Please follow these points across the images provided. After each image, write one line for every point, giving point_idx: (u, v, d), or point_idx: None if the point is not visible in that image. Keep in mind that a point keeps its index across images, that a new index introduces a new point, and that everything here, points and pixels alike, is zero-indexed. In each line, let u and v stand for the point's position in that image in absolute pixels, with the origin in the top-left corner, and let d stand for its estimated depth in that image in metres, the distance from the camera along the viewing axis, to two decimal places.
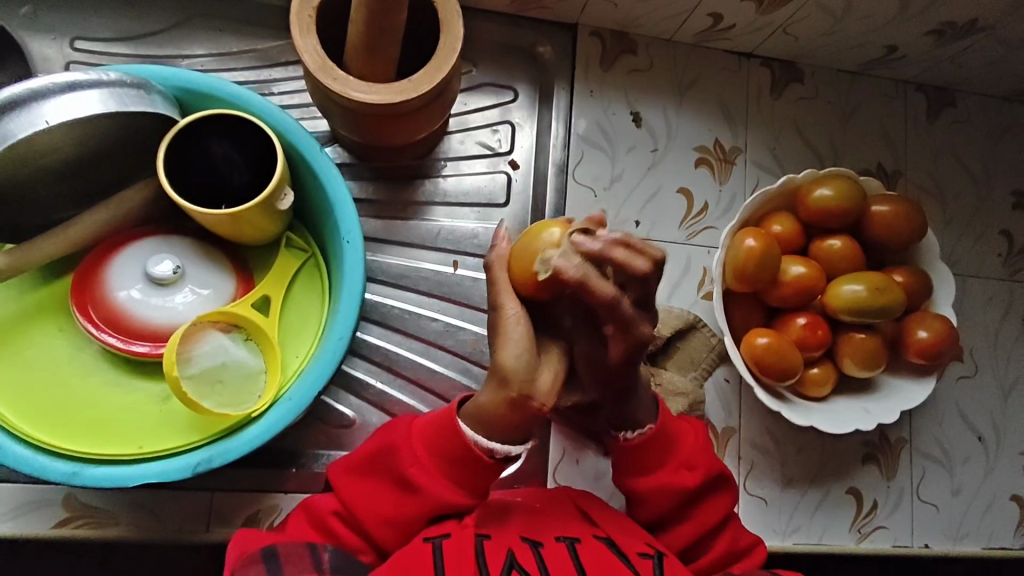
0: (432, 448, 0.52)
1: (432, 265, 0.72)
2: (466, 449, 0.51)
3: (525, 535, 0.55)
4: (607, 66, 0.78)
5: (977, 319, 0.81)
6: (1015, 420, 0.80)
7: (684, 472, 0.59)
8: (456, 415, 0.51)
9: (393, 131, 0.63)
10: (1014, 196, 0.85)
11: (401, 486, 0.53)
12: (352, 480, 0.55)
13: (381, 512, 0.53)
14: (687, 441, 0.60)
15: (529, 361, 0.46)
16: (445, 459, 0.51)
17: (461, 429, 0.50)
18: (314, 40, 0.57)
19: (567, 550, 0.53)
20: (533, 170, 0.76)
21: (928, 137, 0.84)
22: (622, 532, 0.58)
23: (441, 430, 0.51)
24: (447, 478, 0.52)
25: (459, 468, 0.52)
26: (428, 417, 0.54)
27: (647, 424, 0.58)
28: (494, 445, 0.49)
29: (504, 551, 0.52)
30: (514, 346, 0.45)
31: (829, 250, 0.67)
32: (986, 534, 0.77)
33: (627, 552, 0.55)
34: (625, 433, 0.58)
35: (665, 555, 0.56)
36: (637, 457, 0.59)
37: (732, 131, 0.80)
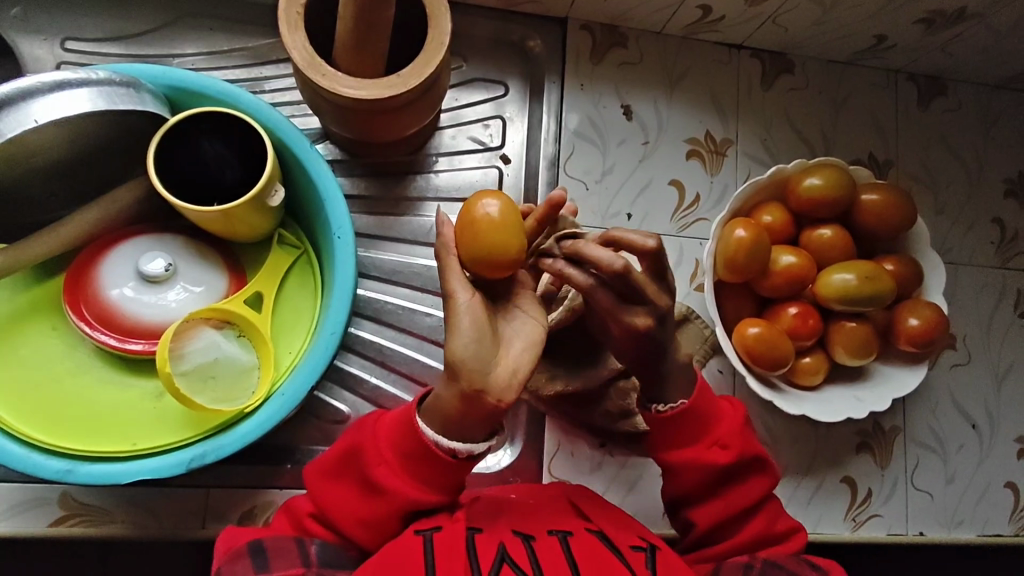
0: (395, 448, 0.52)
1: (425, 261, 0.72)
2: (428, 449, 0.51)
3: (516, 529, 0.55)
4: (597, 59, 0.78)
5: (969, 307, 0.81)
6: (1010, 407, 0.80)
7: (716, 450, 0.58)
8: (414, 413, 0.52)
9: (383, 126, 0.64)
10: (1007, 183, 0.85)
11: (370, 486, 0.53)
12: (329, 483, 0.55)
13: (356, 512, 0.53)
14: (725, 419, 0.59)
15: (480, 352, 0.47)
16: (409, 459, 0.51)
17: (420, 429, 0.51)
18: (302, 36, 0.56)
19: (559, 543, 0.53)
20: (525, 164, 0.77)
21: (919, 126, 0.85)
22: (614, 526, 0.58)
23: (400, 428, 0.52)
24: (412, 477, 0.52)
25: (423, 467, 0.52)
26: (390, 416, 0.54)
27: (679, 399, 0.58)
28: (454, 444, 0.50)
29: (495, 544, 0.52)
30: (462, 338, 0.46)
31: (819, 240, 0.67)
32: (980, 521, 0.78)
33: (619, 545, 0.55)
34: (657, 406, 0.58)
35: (657, 548, 0.56)
36: (668, 433, 0.58)
37: (723, 123, 0.80)
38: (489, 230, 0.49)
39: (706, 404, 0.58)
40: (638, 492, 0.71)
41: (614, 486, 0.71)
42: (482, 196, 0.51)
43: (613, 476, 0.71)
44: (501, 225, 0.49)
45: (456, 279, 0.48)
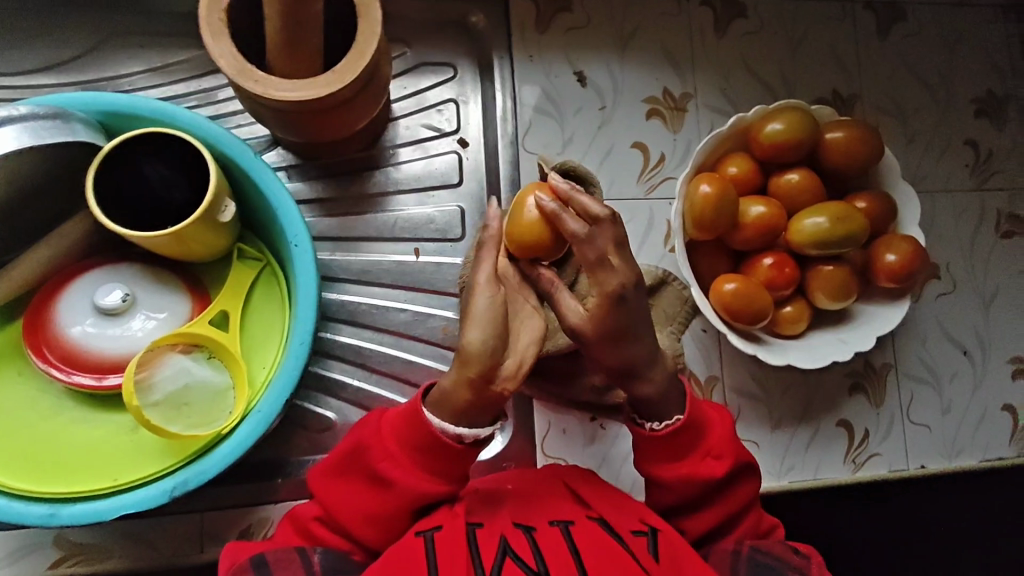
0: (402, 442, 0.52)
1: (394, 256, 0.72)
2: (431, 438, 0.51)
3: (517, 521, 0.55)
4: (543, 29, 0.76)
5: (949, 234, 0.80)
6: (1000, 328, 0.80)
7: (711, 460, 0.58)
8: (421, 405, 0.52)
9: (327, 123, 0.62)
10: (976, 103, 0.83)
11: (375, 484, 0.54)
12: (333, 483, 0.55)
13: (362, 511, 0.54)
14: (716, 427, 0.59)
15: (490, 343, 0.47)
16: (418, 451, 0.52)
17: (427, 419, 0.51)
18: (228, 43, 0.53)
19: (561, 534, 0.53)
20: (483, 145, 0.75)
21: (881, 56, 0.83)
22: (614, 507, 0.58)
23: (409, 421, 0.52)
24: (423, 469, 0.52)
25: (430, 458, 0.52)
26: (392, 413, 0.54)
27: (675, 416, 0.56)
28: (460, 430, 0.50)
29: (496, 540, 0.52)
30: (475, 326, 0.47)
31: (787, 185, 0.65)
32: (981, 446, 0.78)
33: (620, 530, 0.55)
34: (651, 424, 0.57)
35: (658, 531, 0.56)
36: (661, 447, 0.57)
37: (680, 78, 0.78)
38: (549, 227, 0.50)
39: (700, 414, 0.58)
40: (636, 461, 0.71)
41: (610, 460, 0.70)
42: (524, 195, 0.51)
43: (608, 448, 0.70)
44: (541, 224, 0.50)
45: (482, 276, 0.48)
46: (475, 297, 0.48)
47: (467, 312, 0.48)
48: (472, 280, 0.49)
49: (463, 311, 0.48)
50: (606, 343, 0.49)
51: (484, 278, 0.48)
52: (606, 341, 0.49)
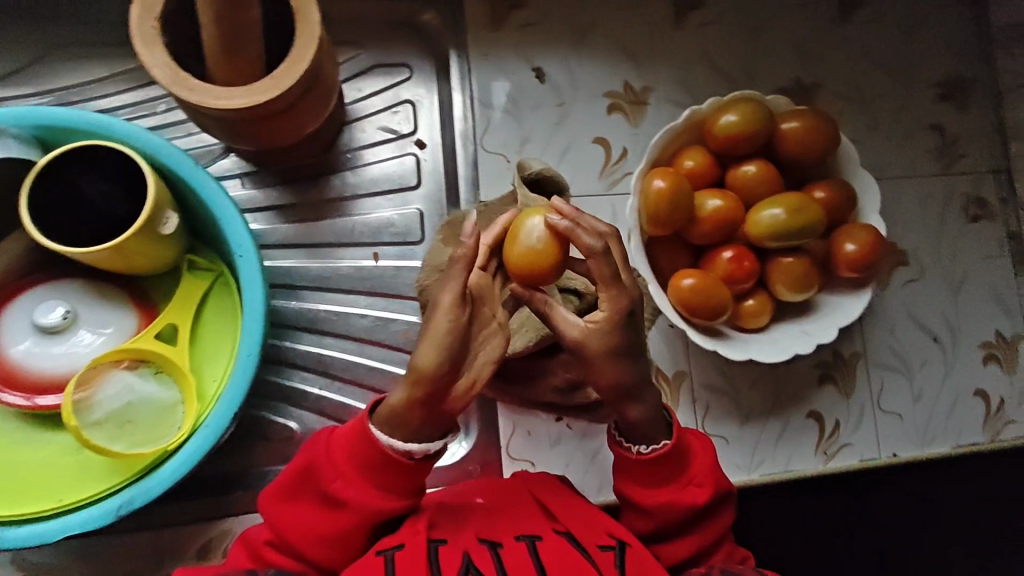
0: (352, 460, 0.51)
1: (353, 261, 0.70)
2: (384, 454, 0.50)
3: (482, 536, 0.55)
4: (498, 26, 0.75)
5: (914, 220, 0.80)
6: (969, 314, 0.79)
7: (692, 489, 0.57)
8: (369, 422, 0.51)
9: (273, 129, 0.61)
10: (939, 87, 0.82)
11: (328, 503, 0.52)
12: (284, 504, 0.53)
13: (314, 530, 0.52)
14: (700, 455, 0.58)
15: (444, 361, 0.47)
16: (369, 469, 0.51)
17: (374, 435, 0.50)
18: (161, 52, 0.52)
19: (528, 550, 0.53)
20: (441, 146, 0.74)
21: (841, 43, 0.82)
22: (580, 521, 0.57)
23: (357, 438, 0.51)
24: (374, 487, 0.51)
25: (382, 475, 0.51)
26: (342, 430, 0.52)
27: (661, 441, 0.56)
28: (409, 446, 0.50)
29: (461, 555, 0.52)
30: (430, 345, 0.47)
31: (744, 177, 0.64)
32: (955, 433, 0.77)
33: (588, 546, 0.54)
34: (638, 447, 0.56)
35: (626, 544, 0.55)
36: (646, 471, 0.56)
37: (639, 71, 0.77)
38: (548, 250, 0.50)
39: (685, 442, 0.57)
40: (602, 460, 0.70)
41: (575, 460, 0.70)
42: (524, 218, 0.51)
43: (573, 448, 0.70)
44: (548, 244, 0.50)
45: (453, 296, 0.47)
46: (448, 316, 0.47)
47: (428, 330, 0.48)
48: (441, 294, 0.48)
49: (427, 328, 0.48)
50: (609, 356, 0.50)
51: (450, 300, 0.47)
52: (607, 355, 0.50)
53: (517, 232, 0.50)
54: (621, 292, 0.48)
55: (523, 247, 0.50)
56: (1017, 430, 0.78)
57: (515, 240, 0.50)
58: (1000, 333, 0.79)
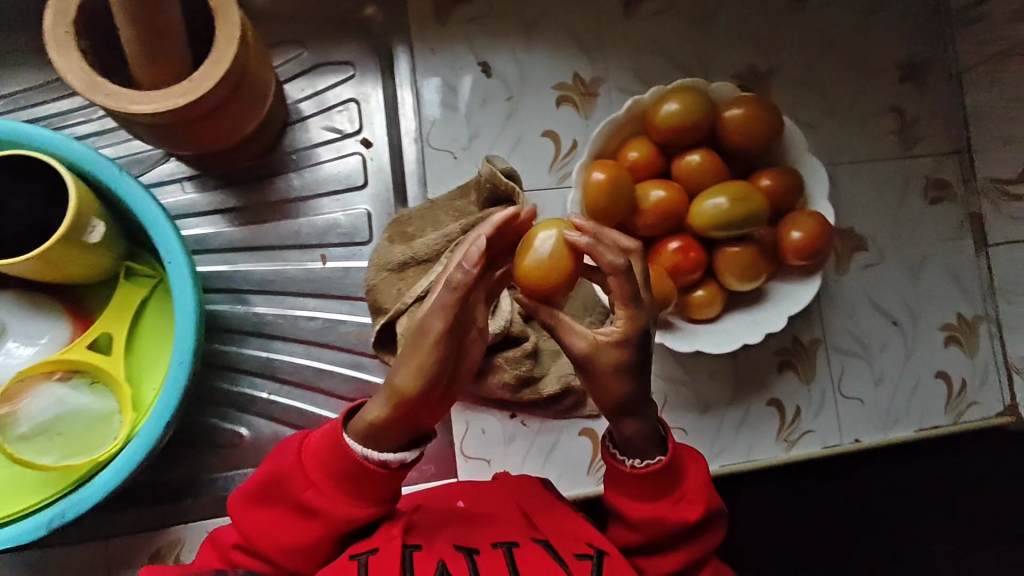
0: (323, 469, 0.48)
1: (299, 264, 0.70)
2: (357, 464, 0.48)
3: (458, 543, 0.52)
4: (444, 20, 0.73)
5: (871, 205, 0.79)
6: (929, 297, 0.78)
7: (684, 506, 0.53)
8: (342, 430, 0.49)
9: (205, 133, 0.60)
10: (900, 69, 0.80)
11: (299, 511, 0.49)
12: (251, 512, 0.50)
13: (282, 538, 0.50)
14: (694, 470, 0.54)
15: (421, 379, 0.46)
16: (340, 477, 0.48)
17: (347, 445, 0.48)
18: (78, 58, 0.52)
19: (505, 555, 0.50)
20: (387, 144, 0.73)
21: (797, 27, 0.80)
22: (559, 530, 0.54)
23: (329, 446, 0.48)
24: (346, 496, 0.49)
25: (355, 484, 0.48)
26: (314, 437, 0.50)
27: (655, 456, 0.52)
28: (385, 457, 0.48)
29: (435, 562, 0.49)
30: (408, 363, 0.46)
31: (689, 167, 0.63)
32: (917, 416, 0.76)
33: (564, 552, 0.52)
34: (632, 460, 0.52)
35: (605, 554, 0.53)
36: (636, 485, 0.52)
37: (591, 63, 0.75)
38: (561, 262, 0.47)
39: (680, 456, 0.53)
40: (558, 455, 0.70)
41: (529, 456, 0.70)
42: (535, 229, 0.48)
43: (527, 445, 0.70)
44: (560, 258, 0.46)
45: (438, 316, 0.45)
46: (435, 338, 0.45)
47: (412, 349, 0.46)
48: (426, 315, 0.45)
49: (411, 347, 0.46)
50: (616, 374, 0.47)
51: (439, 329, 0.45)
52: (611, 374, 0.47)
53: (528, 245, 0.47)
54: (637, 311, 0.46)
55: (536, 259, 0.46)
56: (978, 412, 0.77)
57: (526, 253, 0.47)
58: (960, 315, 0.78)
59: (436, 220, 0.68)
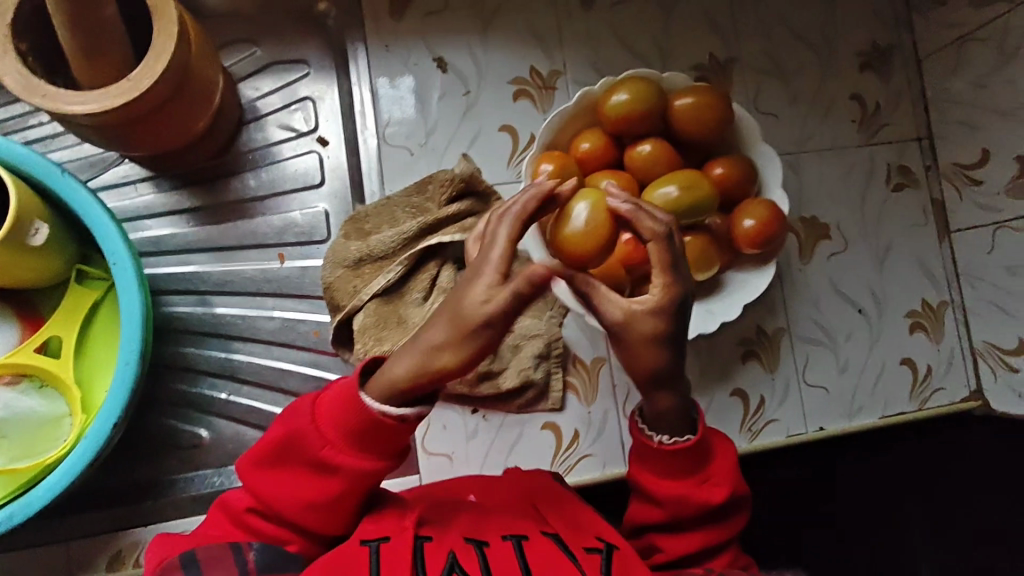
0: (338, 424, 0.47)
1: (256, 264, 0.70)
2: (375, 419, 0.46)
3: (469, 535, 0.51)
4: (399, 15, 0.72)
5: (837, 194, 0.77)
6: (895, 284, 0.77)
7: (708, 487, 0.53)
8: (358, 388, 0.47)
9: (153, 133, 0.60)
10: (861, 56, 0.79)
11: (317, 469, 0.48)
12: (265, 474, 0.49)
13: (301, 497, 0.48)
14: (720, 455, 0.55)
15: (451, 333, 0.42)
16: (355, 433, 0.47)
17: (366, 403, 0.46)
18: (15, 60, 0.52)
19: (513, 548, 0.50)
20: (343, 142, 0.73)
21: (759, 15, 0.78)
22: (571, 524, 0.54)
23: (344, 402, 0.47)
24: (364, 450, 0.47)
25: (372, 440, 0.47)
26: (330, 393, 0.48)
27: (687, 436, 0.52)
28: (402, 411, 0.45)
29: (445, 554, 0.49)
30: (438, 320, 0.43)
31: (639, 158, 0.62)
32: (881, 404, 0.76)
33: (574, 548, 0.51)
34: (660, 436, 0.52)
35: (615, 548, 0.52)
36: (666, 465, 0.52)
37: (548, 56, 0.74)
38: (596, 232, 0.48)
39: (709, 441, 0.53)
40: (520, 449, 0.70)
41: (491, 451, 0.70)
42: (573, 201, 0.49)
43: (490, 440, 0.70)
44: (596, 228, 0.48)
45: (477, 269, 0.42)
46: (498, 300, 0.41)
47: (455, 305, 0.42)
48: (478, 268, 0.42)
49: (454, 303, 0.42)
50: (649, 346, 0.43)
51: (510, 292, 0.41)
52: (646, 346, 0.43)
53: (567, 217, 0.49)
54: (674, 280, 0.44)
55: (572, 230, 0.49)
56: (943, 399, 0.77)
57: (564, 223, 0.49)
58: (926, 302, 0.78)
59: (393, 217, 0.68)
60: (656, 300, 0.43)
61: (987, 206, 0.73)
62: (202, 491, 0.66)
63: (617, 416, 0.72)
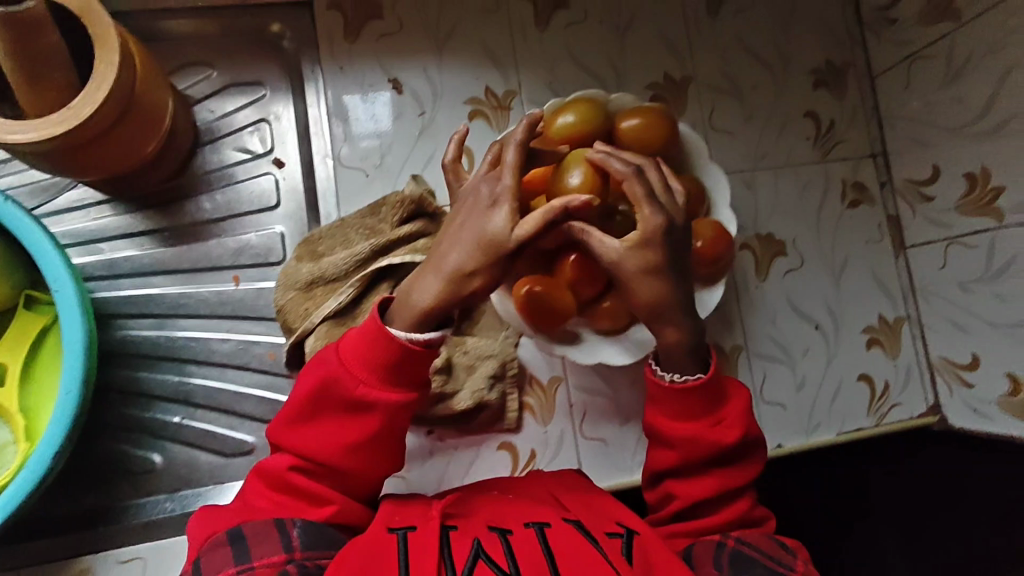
0: (365, 363, 0.53)
1: (210, 287, 0.70)
2: (403, 350, 0.53)
3: (492, 524, 0.54)
4: (354, 37, 0.73)
5: (793, 210, 0.78)
6: (852, 300, 0.78)
7: (720, 427, 0.59)
8: (380, 325, 0.53)
9: (99, 160, 0.59)
10: (815, 74, 0.79)
11: (351, 408, 0.54)
12: (303, 428, 0.54)
13: (340, 438, 0.54)
14: (733, 401, 0.60)
15: (470, 253, 0.53)
16: (382, 367, 0.53)
17: (393, 335, 0.53)
18: None
19: (535, 535, 0.52)
20: (299, 163, 0.73)
21: (713, 35, 0.78)
22: (591, 513, 0.57)
23: (368, 343, 0.53)
24: (392, 381, 0.54)
25: (397, 370, 0.54)
26: (352, 338, 0.55)
27: (695, 373, 0.59)
28: (427, 334, 0.54)
29: (470, 541, 0.51)
30: (458, 246, 0.53)
31: None
32: (838, 420, 0.76)
33: (596, 532, 0.54)
34: (671, 376, 0.59)
35: (635, 533, 0.55)
36: (677, 405, 0.59)
37: (503, 76, 0.74)
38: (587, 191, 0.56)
39: (720, 382, 0.59)
40: (477, 469, 0.70)
41: (448, 472, 0.70)
42: (569, 167, 0.58)
43: (447, 461, 0.70)
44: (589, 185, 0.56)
45: (486, 202, 0.54)
46: (526, 221, 0.52)
47: (480, 234, 0.53)
48: (494, 200, 0.53)
49: (478, 233, 0.53)
50: (641, 269, 0.54)
51: (539, 217, 0.52)
52: (646, 273, 0.54)
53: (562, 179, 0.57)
54: (655, 212, 0.53)
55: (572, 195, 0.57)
56: (901, 413, 0.78)
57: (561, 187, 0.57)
58: (882, 317, 0.78)
59: (347, 239, 0.67)
60: (647, 230, 0.53)
61: (940, 222, 0.74)
62: (152, 517, 0.66)
63: (574, 435, 0.72)
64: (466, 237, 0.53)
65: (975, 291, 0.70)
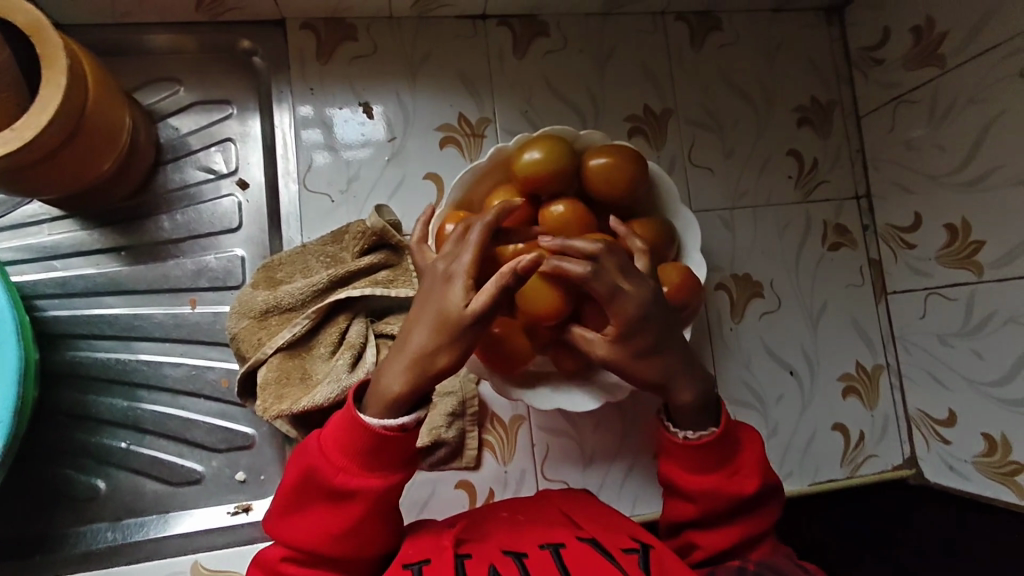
0: (345, 450, 0.51)
1: (164, 309, 0.69)
2: (379, 436, 0.50)
3: (507, 548, 0.52)
4: (325, 59, 0.71)
5: (772, 250, 0.75)
6: (828, 346, 0.76)
7: (737, 478, 0.56)
8: (356, 411, 0.51)
9: (45, 181, 0.58)
10: (799, 111, 0.78)
11: (335, 497, 0.51)
12: (290, 523, 0.52)
13: (328, 529, 0.51)
14: (750, 449, 0.58)
15: (433, 333, 0.51)
16: (363, 454, 0.51)
17: (365, 421, 0.50)
18: None
19: (552, 557, 0.50)
20: (263, 186, 0.71)
21: (696, 69, 0.76)
22: (604, 529, 0.55)
23: (346, 429, 0.51)
24: (375, 467, 0.51)
25: (378, 455, 0.51)
26: (330, 425, 0.52)
27: (709, 428, 0.56)
28: (401, 419, 0.51)
29: (486, 568, 0.50)
30: (422, 322, 0.52)
31: (550, 218, 0.58)
32: (811, 470, 0.73)
33: (612, 549, 0.52)
34: (684, 433, 0.56)
35: (650, 547, 0.53)
36: (692, 458, 0.56)
37: (477, 103, 0.73)
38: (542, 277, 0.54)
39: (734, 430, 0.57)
40: (432, 508, 0.68)
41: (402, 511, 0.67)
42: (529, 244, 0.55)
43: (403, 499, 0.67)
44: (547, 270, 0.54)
45: (446, 281, 0.52)
46: (481, 296, 0.50)
47: (438, 313, 0.51)
48: (451, 275, 0.52)
49: (438, 313, 0.51)
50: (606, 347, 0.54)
51: (493, 287, 0.50)
52: (610, 353, 0.54)
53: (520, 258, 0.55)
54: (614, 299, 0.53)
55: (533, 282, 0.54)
56: (876, 465, 0.75)
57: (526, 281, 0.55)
58: (860, 365, 0.76)
59: (306, 266, 0.66)
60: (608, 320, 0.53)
61: (920, 270, 0.72)
62: (93, 547, 0.64)
63: (533, 476, 0.69)
64: (427, 317, 0.52)
65: (954, 345, 0.69)
